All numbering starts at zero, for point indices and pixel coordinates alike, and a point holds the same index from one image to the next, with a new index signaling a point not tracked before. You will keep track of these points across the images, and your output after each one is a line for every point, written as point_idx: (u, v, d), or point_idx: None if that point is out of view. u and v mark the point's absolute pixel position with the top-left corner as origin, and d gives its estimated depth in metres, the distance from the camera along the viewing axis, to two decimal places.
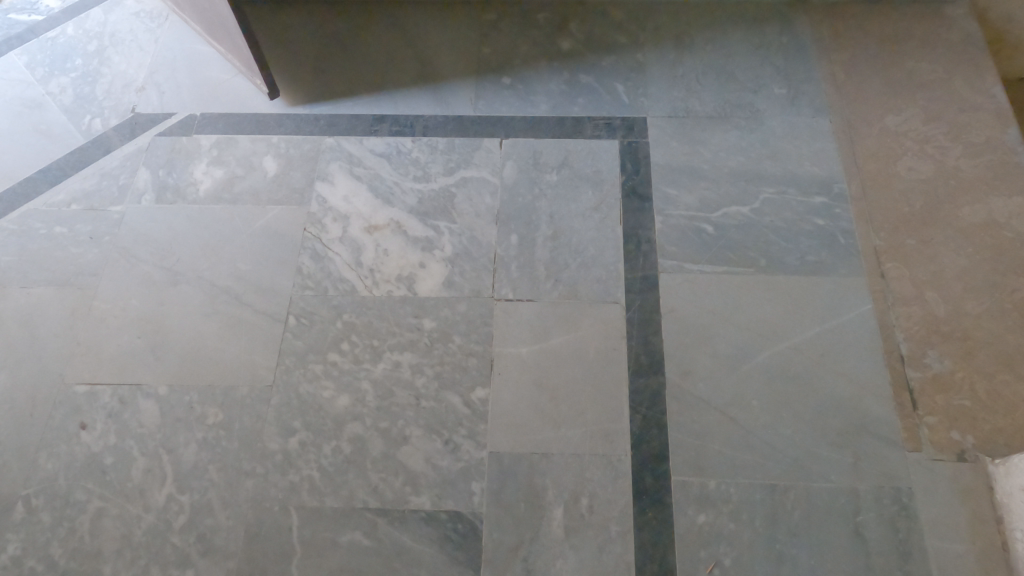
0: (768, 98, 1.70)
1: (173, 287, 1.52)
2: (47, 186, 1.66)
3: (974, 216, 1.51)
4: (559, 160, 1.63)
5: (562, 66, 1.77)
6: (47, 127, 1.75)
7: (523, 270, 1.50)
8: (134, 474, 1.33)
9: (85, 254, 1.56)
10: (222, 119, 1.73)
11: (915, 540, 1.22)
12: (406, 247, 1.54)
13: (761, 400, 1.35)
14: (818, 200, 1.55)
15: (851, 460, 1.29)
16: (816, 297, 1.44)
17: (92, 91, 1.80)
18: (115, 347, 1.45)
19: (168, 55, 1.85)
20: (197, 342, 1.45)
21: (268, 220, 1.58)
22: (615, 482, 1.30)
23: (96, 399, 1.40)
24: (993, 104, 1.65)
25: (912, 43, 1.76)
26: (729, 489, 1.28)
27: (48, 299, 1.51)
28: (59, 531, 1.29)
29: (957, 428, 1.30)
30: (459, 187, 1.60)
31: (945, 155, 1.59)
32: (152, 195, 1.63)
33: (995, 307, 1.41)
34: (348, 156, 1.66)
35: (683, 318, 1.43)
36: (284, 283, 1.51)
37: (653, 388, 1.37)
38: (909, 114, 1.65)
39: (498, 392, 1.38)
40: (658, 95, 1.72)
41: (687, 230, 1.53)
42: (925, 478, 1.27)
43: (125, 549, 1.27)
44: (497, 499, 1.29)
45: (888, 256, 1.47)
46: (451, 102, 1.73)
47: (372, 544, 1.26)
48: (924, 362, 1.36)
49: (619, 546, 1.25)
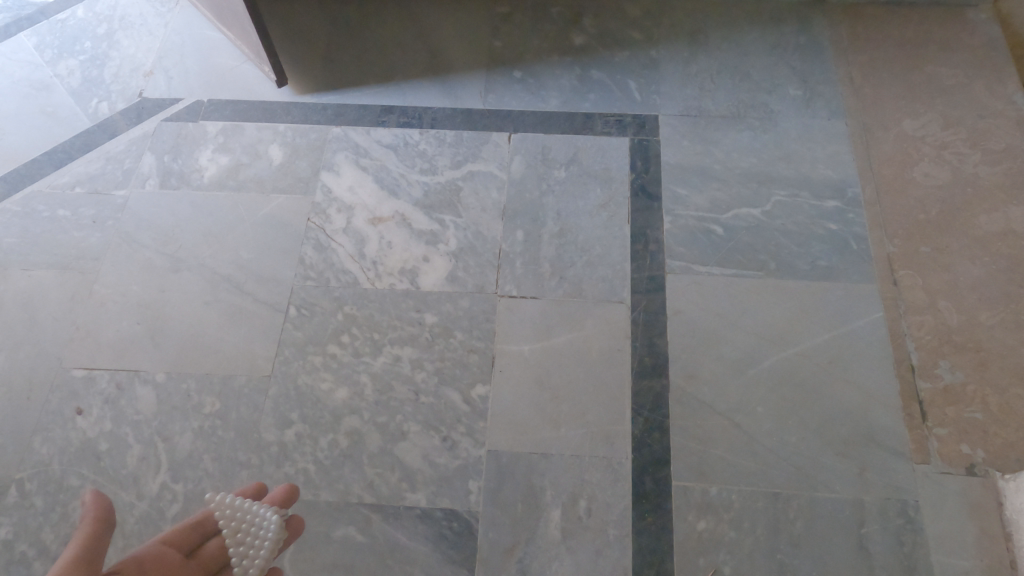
0: (782, 98, 1.67)
1: (174, 274, 1.50)
2: (52, 168, 1.65)
3: (991, 225, 1.47)
4: (567, 156, 1.61)
5: (573, 61, 1.75)
6: (53, 110, 1.74)
7: (528, 267, 1.47)
8: (128, 461, 1.32)
9: (87, 239, 1.55)
10: (229, 106, 1.72)
11: (921, 554, 1.19)
12: (410, 240, 1.52)
13: (766, 407, 1.32)
14: (831, 204, 1.52)
15: (856, 471, 1.26)
16: (825, 302, 1.41)
17: (100, 74, 1.79)
18: (114, 332, 1.44)
19: (177, 40, 1.83)
20: (197, 330, 1.44)
21: (271, 209, 1.57)
22: (615, 485, 1.27)
23: (93, 384, 1.39)
24: (1014, 111, 1.62)
25: (932, 47, 1.72)
26: (730, 496, 1.25)
27: (48, 282, 1.50)
28: (52, 516, 1.28)
29: (968, 441, 1.27)
30: (465, 181, 1.58)
31: (963, 162, 1.55)
32: (156, 180, 1.62)
33: (1011, 318, 1.37)
34: (354, 146, 1.64)
35: (690, 320, 1.41)
36: (286, 273, 1.49)
37: (656, 390, 1.35)
38: (928, 119, 1.62)
39: (498, 390, 1.35)
40: (670, 93, 1.69)
41: (697, 231, 1.50)
42: (933, 491, 1.24)
43: (116, 537, 1.26)
44: (494, 498, 1.27)
45: (901, 264, 1.44)
46: (460, 94, 1.70)
47: (366, 541, 1.24)
48: (935, 372, 1.33)
49: (616, 550, 1.22)
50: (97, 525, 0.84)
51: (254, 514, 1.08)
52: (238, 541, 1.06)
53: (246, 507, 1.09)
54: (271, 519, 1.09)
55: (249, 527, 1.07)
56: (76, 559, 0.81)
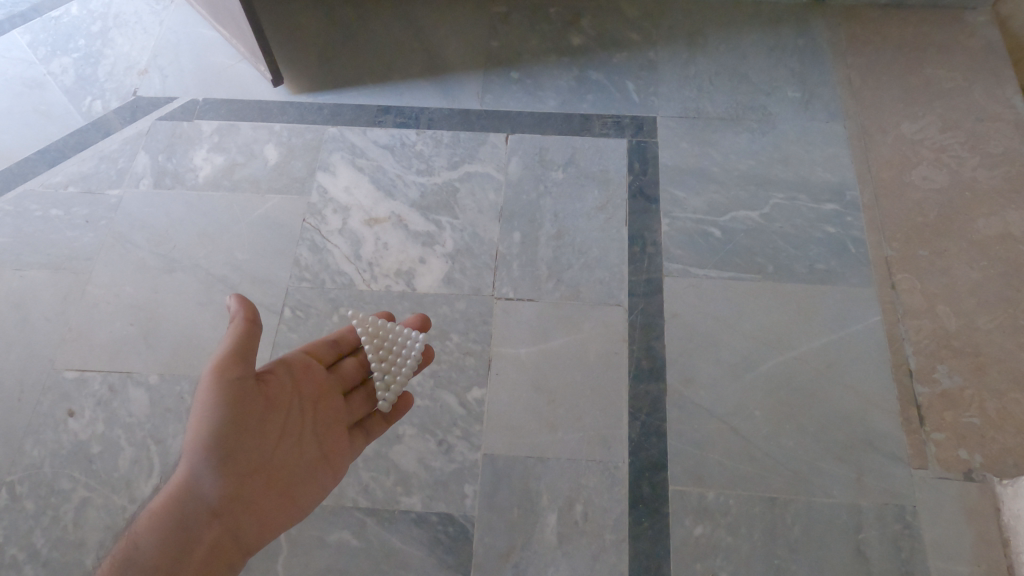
0: (781, 100, 1.66)
1: (168, 275, 1.49)
2: (44, 167, 1.63)
3: (989, 229, 1.47)
4: (565, 158, 1.60)
5: (571, 62, 1.74)
6: (47, 108, 1.72)
7: (525, 269, 1.47)
8: (121, 464, 1.31)
9: (81, 238, 1.54)
10: (224, 105, 1.70)
11: (918, 560, 1.19)
12: (406, 241, 1.51)
13: (763, 411, 1.31)
14: (829, 207, 1.52)
15: (854, 475, 1.26)
16: (823, 306, 1.41)
17: (94, 72, 1.78)
18: (107, 333, 1.43)
19: (172, 38, 1.82)
20: (190, 332, 1.43)
21: (267, 209, 1.56)
22: (612, 489, 1.27)
23: (86, 385, 1.38)
24: (1013, 115, 1.61)
25: (930, 50, 1.72)
26: (727, 501, 1.25)
27: (41, 282, 1.49)
28: (43, 520, 1.26)
29: (965, 446, 1.27)
30: (462, 182, 1.57)
31: (961, 165, 1.55)
32: (150, 180, 1.61)
33: (1009, 322, 1.37)
34: (350, 146, 1.63)
35: (688, 323, 1.40)
36: (281, 274, 1.48)
37: (653, 394, 1.34)
38: (926, 122, 1.61)
39: (495, 393, 1.35)
40: (668, 94, 1.69)
41: (694, 234, 1.50)
42: (930, 496, 1.24)
43: (108, 541, 1.24)
44: (490, 502, 1.26)
45: (899, 267, 1.44)
46: (457, 94, 1.69)
47: (361, 545, 1.23)
48: (933, 377, 1.33)
49: (612, 555, 1.22)
50: (246, 324, 0.98)
51: (393, 333, 1.16)
52: (380, 357, 1.14)
53: (387, 327, 1.16)
54: (410, 341, 1.17)
55: (388, 346, 1.15)
56: (233, 348, 0.97)
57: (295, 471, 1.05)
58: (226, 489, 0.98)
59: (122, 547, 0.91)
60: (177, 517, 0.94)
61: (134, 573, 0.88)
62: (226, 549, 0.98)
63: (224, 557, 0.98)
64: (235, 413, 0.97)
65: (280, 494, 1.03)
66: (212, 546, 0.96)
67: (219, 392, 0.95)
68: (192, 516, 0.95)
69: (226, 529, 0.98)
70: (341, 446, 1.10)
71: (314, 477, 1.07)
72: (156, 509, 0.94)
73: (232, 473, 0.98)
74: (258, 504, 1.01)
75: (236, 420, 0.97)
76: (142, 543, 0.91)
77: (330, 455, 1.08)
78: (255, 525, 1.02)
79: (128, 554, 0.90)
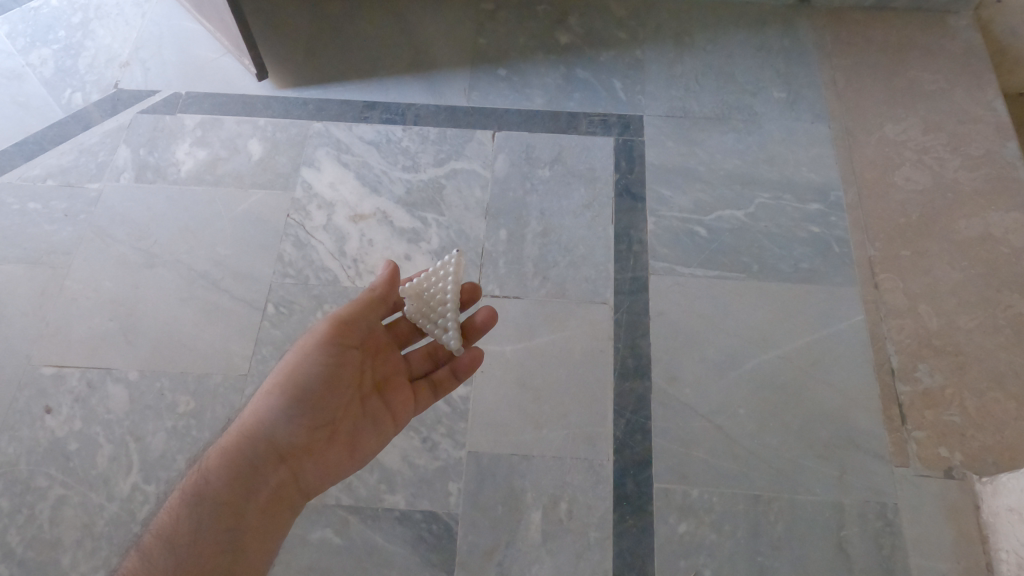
0: (766, 101, 1.67)
1: (149, 270, 1.47)
2: (23, 159, 1.61)
3: (970, 229, 1.49)
4: (552, 156, 1.59)
5: (558, 60, 1.73)
6: (25, 100, 1.69)
7: (511, 267, 1.46)
8: (99, 462, 1.28)
9: (59, 233, 1.51)
10: (207, 99, 1.68)
11: (899, 556, 1.20)
12: (391, 238, 1.49)
13: (747, 409, 1.32)
14: (813, 206, 1.53)
15: (836, 473, 1.27)
16: (807, 305, 1.42)
17: (74, 64, 1.75)
18: (86, 329, 1.40)
19: (154, 31, 1.79)
20: (171, 328, 1.41)
21: (250, 204, 1.54)
22: (596, 487, 1.26)
23: (63, 382, 1.35)
24: (994, 117, 1.63)
25: (914, 53, 1.73)
26: (712, 499, 1.25)
27: (18, 276, 1.46)
28: (18, 518, 1.24)
29: (945, 444, 1.28)
30: (449, 178, 1.56)
31: (944, 167, 1.57)
32: (131, 174, 1.58)
33: (989, 323, 1.38)
34: (336, 142, 1.62)
35: (673, 321, 1.40)
36: (264, 271, 1.46)
37: (638, 392, 1.34)
38: (909, 124, 1.63)
39: (480, 391, 1.34)
40: (655, 93, 1.69)
41: (680, 233, 1.50)
42: (911, 493, 1.25)
43: (85, 540, 1.22)
44: (475, 500, 1.25)
45: (882, 267, 1.45)
46: (444, 90, 1.68)
47: (344, 544, 1.22)
48: (915, 376, 1.34)
49: (596, 553, 1.21)
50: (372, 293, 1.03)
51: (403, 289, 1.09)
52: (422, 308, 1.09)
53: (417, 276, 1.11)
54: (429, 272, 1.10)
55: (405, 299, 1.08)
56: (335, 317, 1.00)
57: (361, 422, 1.00)
58: (297, 437, 0.96)
59: (194, 480, 0.93)
60: (243, 457, 0.95)
61: (205, 505, 0.91)
62: (290, 493, 0.97)
63: (287, 500, 0.96)
64: (313, 356, 0.97)
65: (345, 445, 0.99)
66: (275, 490, 0.95)
67: (312, 343, 0.97)
68: (259, 457, 0.95)
69: (291, 475, 0.96)
70: (406, 405, 1.05)
71: (377, 428, 1.02)
72: (226, 447, 0.95)
73: (305, 423, 0.95)
74: (323, 454, 0.97)
75: (322, 370, 0.96)
76: (210, 479, 0.93)
77: (392, 410, 1.03)
78: (319, 476, 0.98)
79: (198, 488, 0.92)
